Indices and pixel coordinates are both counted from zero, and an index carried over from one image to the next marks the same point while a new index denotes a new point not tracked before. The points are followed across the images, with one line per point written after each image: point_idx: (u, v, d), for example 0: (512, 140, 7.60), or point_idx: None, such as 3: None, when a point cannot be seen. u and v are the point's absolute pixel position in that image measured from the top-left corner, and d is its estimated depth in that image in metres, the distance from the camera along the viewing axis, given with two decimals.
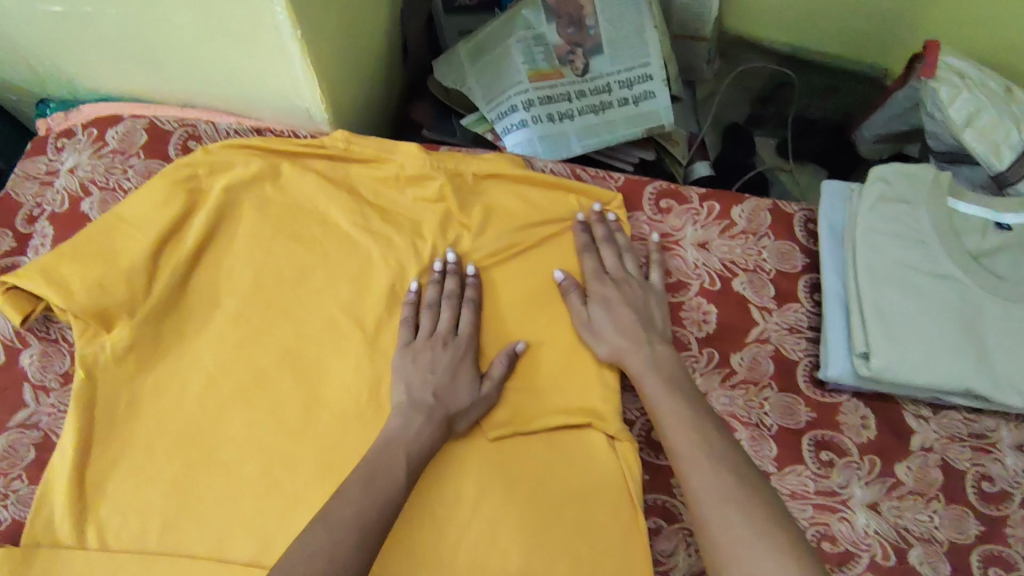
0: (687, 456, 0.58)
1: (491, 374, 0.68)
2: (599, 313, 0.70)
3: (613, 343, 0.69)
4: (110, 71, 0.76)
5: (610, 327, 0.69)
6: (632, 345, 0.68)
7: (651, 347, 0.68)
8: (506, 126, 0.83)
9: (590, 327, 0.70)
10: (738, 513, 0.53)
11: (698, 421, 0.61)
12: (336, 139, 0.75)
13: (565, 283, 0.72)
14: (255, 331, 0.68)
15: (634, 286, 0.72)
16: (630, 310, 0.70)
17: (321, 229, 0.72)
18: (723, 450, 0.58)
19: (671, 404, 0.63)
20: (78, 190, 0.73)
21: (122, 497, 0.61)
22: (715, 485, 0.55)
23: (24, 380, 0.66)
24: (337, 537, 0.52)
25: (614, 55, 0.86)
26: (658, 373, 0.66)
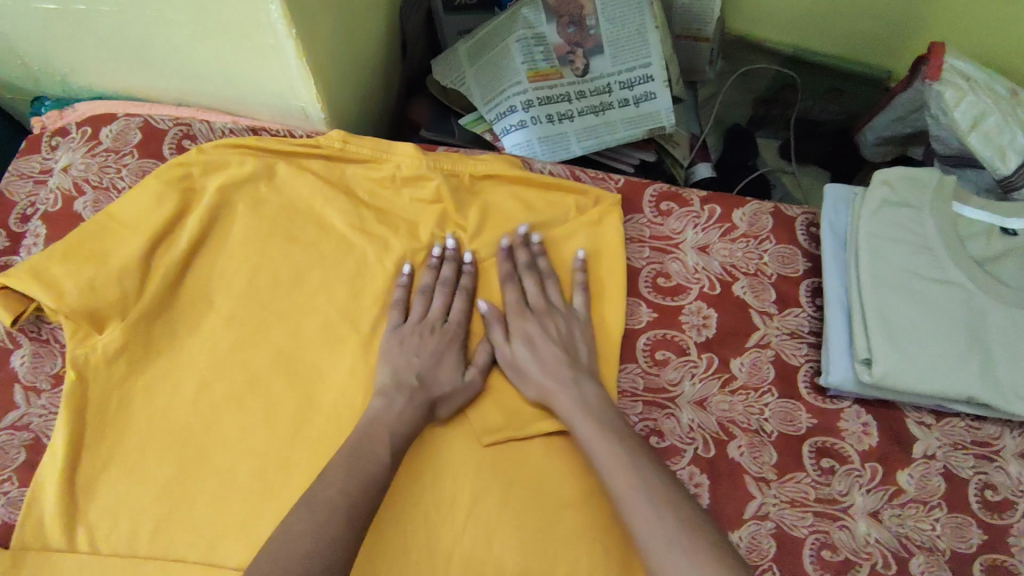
0: (626, 498, 0.56)
1: (475, 362, 0.69)
2: (523, 353, 0.67)
3: (538, 383, 0.66)
4: (105, 70, 0.75)
5: (536, 367, 0.67)
6: (557, 386, 0.65)
7: (577, 387, 0.65)
8: (505, 127, 0.83)
9: (518, 369, 0.67)
10: (685, 561, 0.51)
11: (634, 462, 0.58)
12: (332, 140, 0.74)
13: (489, 315, 0.70)
14: (249, 333, 0.67)
15: (557, 319, 0.69)
16: (554, 344, 0.67)
17: (317, 230, 0.71)
18: (663, 489, 0.56)
19: (602, 443, 0.60)
20: (71, 188, 0.73)
21: (113, 500, 0.61)
22: (656, 531, 0.53)
23: (15, 382, 0.65)
24: (323, 521, 0.52)
25: (615, 55, 0.85)
26: (586, 413, 0.62)
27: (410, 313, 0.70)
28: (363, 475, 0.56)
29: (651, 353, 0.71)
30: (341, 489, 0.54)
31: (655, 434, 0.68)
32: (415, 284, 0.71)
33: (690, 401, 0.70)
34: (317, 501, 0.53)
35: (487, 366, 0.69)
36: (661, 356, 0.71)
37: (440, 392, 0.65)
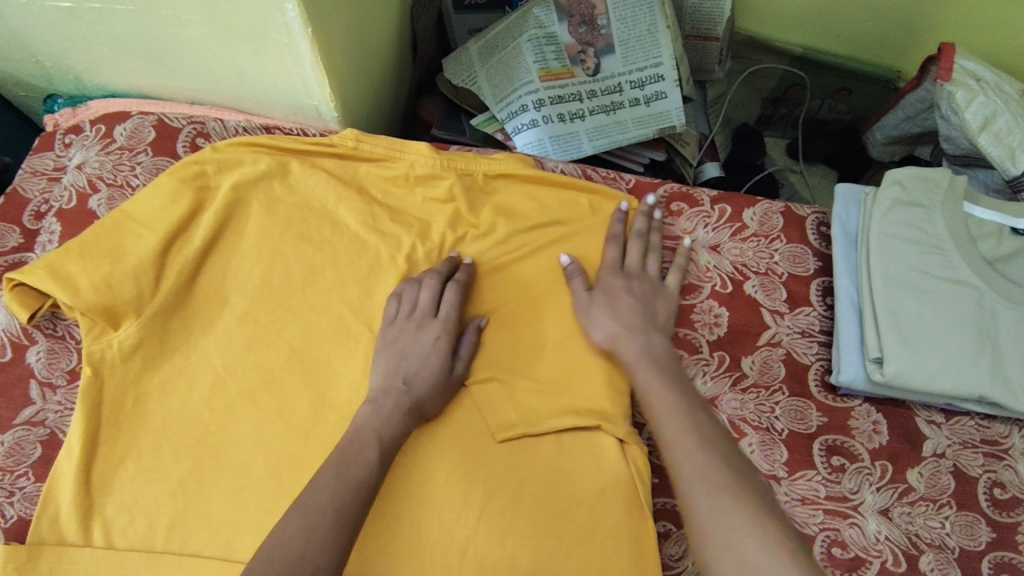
0: (677, 440, 0.56)
1: (461, 354, 0.68)
2: (598, 302, 0.69)
3: (609, 329, 0.67)
4: (119, 68, 0.75)
5: (608, 314, 0.68)
6: (630, 332, 0.67)
7: (645, 337, 0.67)
8: (516, 126, 0.83)
9: (588, 314, 0.69)
10: (730, 500, 0.51)
11: (692, 411, 0.59)
12: (346, 139, 0.74)
13: (570, 268, 0.72)
14: (263, 331, 0.68)
15: (644, 283, 0.72)
16: (632, 300, 0.70)
17: (329, 228, 0.72)
18: (713, 436, 0.56)
19: (660, 394, 0.61)
20: (85, 186, 0.73)
21: (129, 497, 0.61)
22: (705, 471, 0.53)
23: (30, 377, 0.65)
24: (315, 522, 0.51)
25: (625, 55, 0.85)
26: (652, 363, 0.64)
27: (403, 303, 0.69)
28: (353, 476, 0.56)
29: None
30: (331, 494, 0.54)
31: None
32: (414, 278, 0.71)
33: None
34: (305, 505, 0.52)
35: (471, 353, 0.69)
36: None
37: (426, 395, 0.64)
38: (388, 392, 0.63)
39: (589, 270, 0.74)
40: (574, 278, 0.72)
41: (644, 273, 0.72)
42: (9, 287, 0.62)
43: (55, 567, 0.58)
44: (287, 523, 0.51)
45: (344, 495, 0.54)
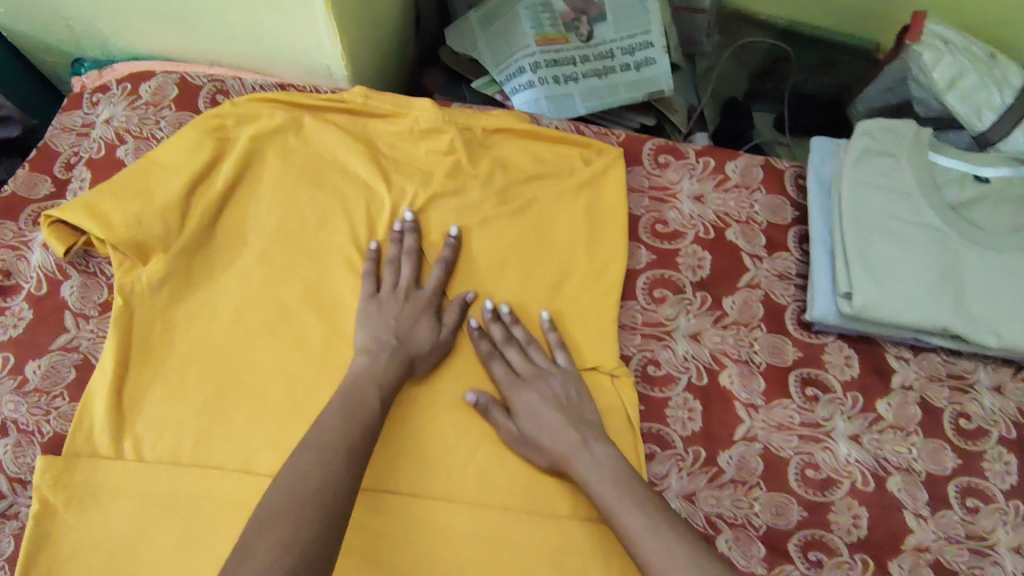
0: (658, 567, 0.55)
1: (447, 323, 0.72)
2: (528, 425, 0.67)
3: (551, 453, 0.66)
4: (144, 30, 0.81)
5: (542, 435, 0.66)
6: (571, 447, 0.65)
7: (588, 450, 0.64)
8: (514, 87, 0.87)
9: (523, 440, 0.67)
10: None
11: (654, 521, 0.58)
12: (354, 95, 0.80)
13: (480, 403, 0.68)
14: (279, 270, 0.73)
15: (556, 382, 0.70)
16: (555, 409, 0.67)
17: (340, 177, 0.77)
18: (685, 551, 0.56)
19: (629, 511, 0.59)
20: (113, 138, 0.78)
21: (157, 415, 0.66)
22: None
23: (64, 309, 0.70)
24: (327, 443, 0.57)
25: (617, 23, 0.91)
26: (603, 474, 0.62)
27: (381, 281, 0.73)
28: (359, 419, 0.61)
29: (649, 291, 0.77)
30: (340, 434, 0.59)
31: (652, 363, 0.74)
32: (382, 257, 0.75)
33: (684, 334, 0.76)
34: (317, 444, 0.57)
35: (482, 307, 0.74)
36: (658, 295, 0.77)
37: (416, 348, 0.69)
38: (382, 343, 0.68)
39: (583, 216, 0.78)
40: (493, 409, 0.69)
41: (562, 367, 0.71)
42: (48, 223, 0.68)
43: (88, 476, 0.64)
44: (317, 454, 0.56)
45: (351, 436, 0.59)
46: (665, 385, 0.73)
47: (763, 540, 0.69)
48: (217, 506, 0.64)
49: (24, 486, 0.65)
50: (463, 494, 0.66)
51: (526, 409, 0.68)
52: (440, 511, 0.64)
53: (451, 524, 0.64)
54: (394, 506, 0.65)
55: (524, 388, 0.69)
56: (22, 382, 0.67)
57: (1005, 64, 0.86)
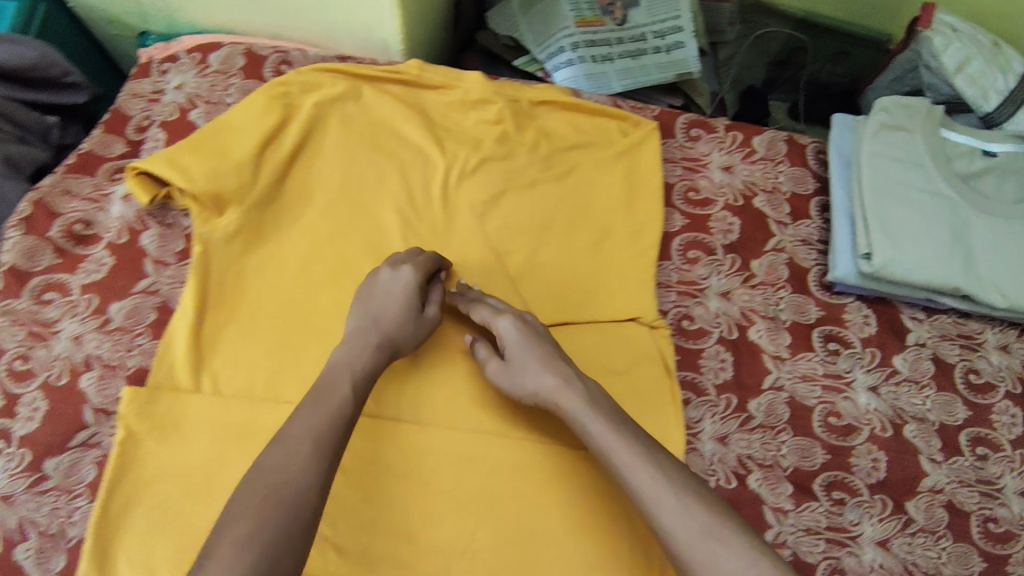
0: (650, 491, 0.57)
1: (431, 300, 0.73)
2: (515, 355, 0.69)
3: (537, 382, 0.67)
4: (213, 3, 0.86)
5: (530, 367, 0.68)
6: (557, 382, 0.66)
7: (582, 381, 0.66)
8: (555, 64, 0.93)
9: (510, 374, 0.69)
10: (717, 546, 0.54)
11: (650, 453, 0.60)
12: (411, 68, 0.85)
13: (473, 340, 0.74)
14: (342, 226, 0.79)
15: (535, 323, 0.72)
16: (543, 341, 0.69)
17: (397, 143, 0.83)
18: (681, 479, 0.58)
19: (616, 439, 0.61)
20: (185, 102, 0.83)
21: (232, 354, 0.72)
22: (685, 521, 0.55)
23: (144, 256, 0.75)
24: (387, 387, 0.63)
25: (650, 7, 0.98)
26: (595, 408, 0.64)
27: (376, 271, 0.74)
28: (329, 411, 0.59)
29: (684, 252, 0.83)
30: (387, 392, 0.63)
31: (686, 318, 0.80)
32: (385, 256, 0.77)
33: (716, 292, 0.81)
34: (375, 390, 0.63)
35: (529, 263, 0.80)
36: (692, 256, 0.83)
37: (397, 332, 0.69)
38: (362, 333, 0.67)
39: (622, 184, 0.84)
40: (483, 346, 0.73)
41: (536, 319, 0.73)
42: (133, 174, 0.73)
43: (170, 407, 0.69)
44: (297, 448, 0.56)
45: (316, 428, 0.58)
46: (699, 338, 0.79)
47: (790, 479, 0.74)
48: None
49: (108, 417, 0.70)
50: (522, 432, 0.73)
51: (510, 341, 0.70)
52: (441, 437, 0.71)
53: (449, 444, 0.71)
54: (418, 436, 0.70)
55: (507, 324, 0.70)
56: (107, 321, 0.72)
57: (1008, 52, 0.93)
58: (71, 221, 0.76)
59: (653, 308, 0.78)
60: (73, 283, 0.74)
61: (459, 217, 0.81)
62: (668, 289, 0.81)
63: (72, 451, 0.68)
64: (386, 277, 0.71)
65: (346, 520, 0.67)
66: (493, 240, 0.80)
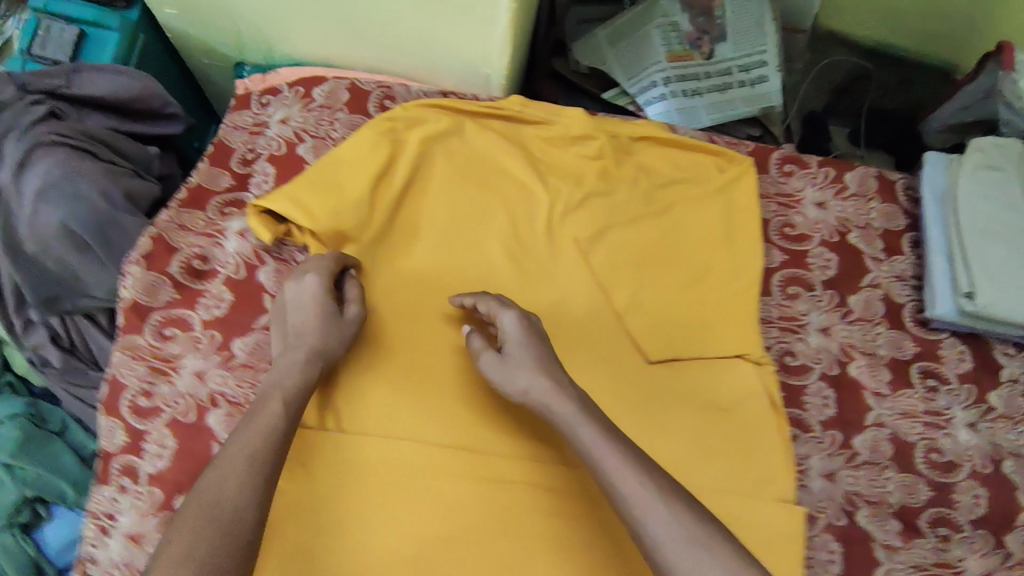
0: (638, 499, 0.56)
1: (350, 300, 0.71)
2: (510, 352, 0.68)
3: (524, 383, 0.66)
4: (315, 39, 0.87)
5: (518, 369, 0.66)
6: (552, 384, 0.64)
7: (571, 388, 0.64)
8: (648, 99, 0.94)
9: (504, 372, 0.67)
10: (704, 554, 0.53)
11: (638, 456, 0.59)
12: (513, 104, 0.87)
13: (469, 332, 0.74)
14: (453, 262, 0.80)
15: (532, 320, 0.70)
16: (541, 343, 0.68)
17: (501, 178, 0.84)
18: (669, 486, 0.57)
19: (604, 445, 0.59)
20: (292, 136, 0.84)
21: (351, 391, 0.73)
22: (671, 528, 0.54)
23: (263, 291, 0.76)
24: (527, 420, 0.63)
25: (736, 43, 0.97)
26: (587, 419, 0.61)
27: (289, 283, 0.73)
28: (265, 425, 0.60)
29: (784, 289, 0.84)
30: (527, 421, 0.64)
31: (789, 354, 0.81)
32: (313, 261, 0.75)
33: (815, 328, 0.83)
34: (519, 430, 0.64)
35: (632, 299, 0.81)
36: (791, 292, 0.84)
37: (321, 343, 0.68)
38: (289, 351, 0.67)
39: (725, 220, 0.85)
40: (476, 339, 0.71)
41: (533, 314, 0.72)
42: (257, 212, 0.75)
43: (296, 445, 0.70)
44: (230, 461, 0.57)
45: (255, 443, 0.58)
46: (801, 374, 0.81)
47: (897, 516, 0.77)
48: (410, 471, 0.70)
49: None
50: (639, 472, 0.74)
51: (511, 338, 0.68)
52: (390, 448, 0.70)
53: (395, 454, 0.70)
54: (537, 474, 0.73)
55: (513, 318, 0.69)
56: (229, 357, 0.73)
57: None
58: (189, 256, 0.77)
59: (759, 345, 0.80)
60: (195, 318, 0.75)
61: (563, 253, 0.82)
62: (770, 328, 0.82)
63: None
64: (297, 285, 0.70)
65: (288, 520, 0.68)
66: (598, 276, 0.81)
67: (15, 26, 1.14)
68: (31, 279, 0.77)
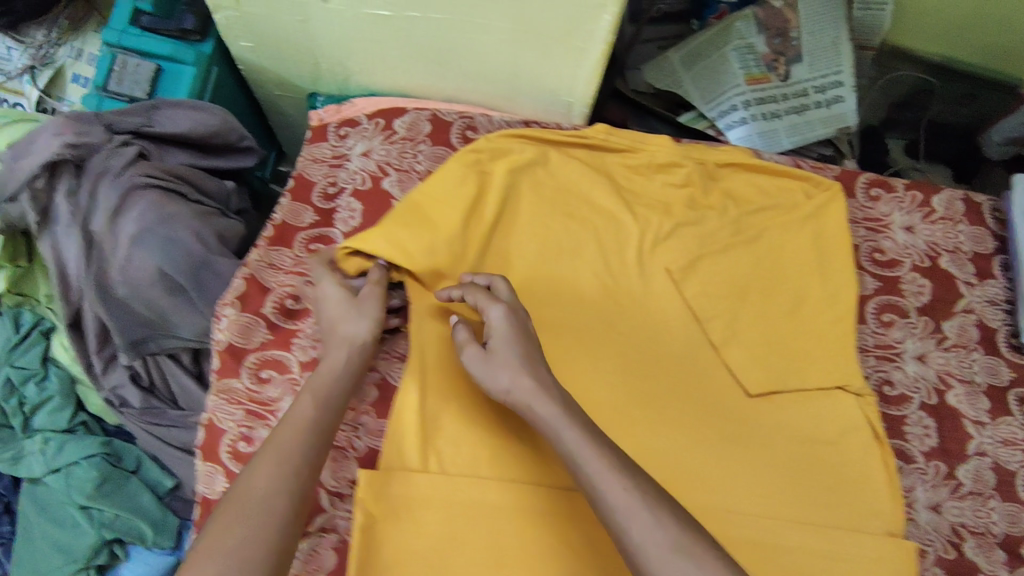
0: (625, 507, 0.56)
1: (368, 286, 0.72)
2: (494, 349, 0.66)
3: (507, 381, 0.64)
4: (394, 71, 0.86)
5: (500, 369, 0.65)
6: (535, 385, 0.63)
7: (556, 390, 0.64)
8: (727, 123, 0.94)
9: (488, 371, 0.66)
10: (684, 562, 0.54)
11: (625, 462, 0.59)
12: (597, 131, 0.87)
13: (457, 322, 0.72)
14: (548, 297, 0.79)
15: (519, 313, 0.69)
16: (523, 342, 0.67)
17: (588, 208, 0.83)
18: (653, 491, 0.57)
19: (590, 451, 0.59)
20: (376, 170, 0.83)
21: (454, 431, 0.73)
22: (654, 533, 0.55)
23: None
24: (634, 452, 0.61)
25: (812, 63, 0.96)
26: (570, 422, 0.61)
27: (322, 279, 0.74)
28: (298, 424, 0.64)
29: (878, 316, 0.83)
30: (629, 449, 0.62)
31: (887, 384, 0.81)
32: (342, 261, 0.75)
33: (912, 356, 0.82)
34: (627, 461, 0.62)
35: (722, 329, 0.80)
36: (886, 319, 0.83)
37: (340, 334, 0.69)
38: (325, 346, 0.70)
39: (817, 246, 0.83)
40: (462, 331, 0.70)
41: (518, 305, 0.70)
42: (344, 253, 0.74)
43: (402, 489, 0.70)
44: (261, 465, 0.61)
45: (283, 442, 0.62)
46: (900, 404, 0.80)
47: (1002, 546, 0.75)
48: (510, 514, 0.71)
49: (341, 499, 0.72)
50: (739, 505, 0.73)
51: (497, 333, 0.67)
52: (480, 489, 0.71)
53: (483, 495, 0.71)
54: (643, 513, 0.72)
55: (500, 314, 0.68)
56: None
57: None
58: (281, 296, 0.76)
59: (857, 375, 0.79)
60: (291, 359, 0.73)
61: (656, 285, 0.81)
62: (867, 358, 0.81)
63: (312, 536, 0.71)
64: (329, 285, 0.72)
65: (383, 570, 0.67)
66: (693, 308, 0.81)
67: (68, 54, 1.09)
68: (121, 322, 0.75)
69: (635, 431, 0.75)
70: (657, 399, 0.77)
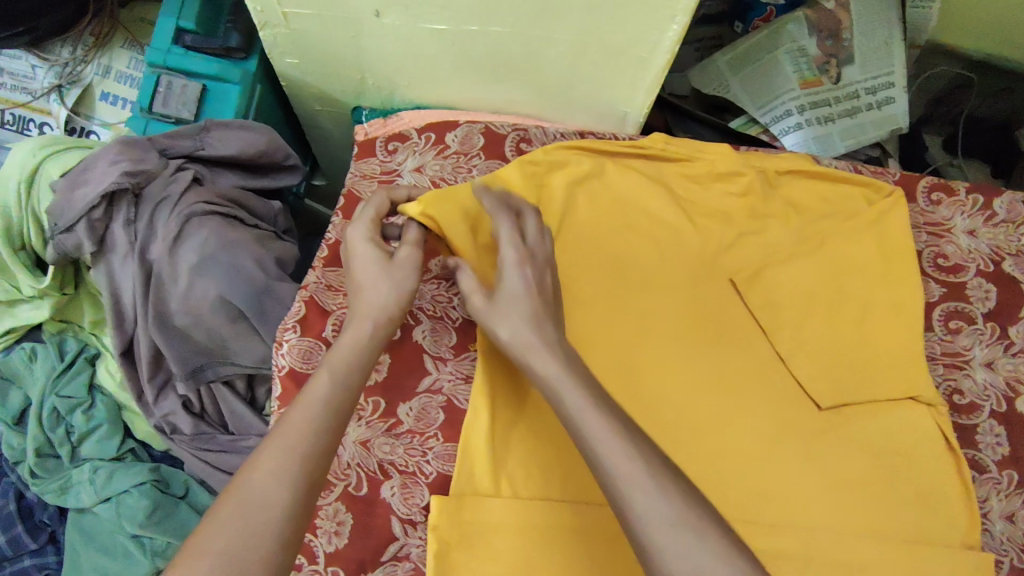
0: (626, 475, 0.48)
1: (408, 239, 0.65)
2: (505, 297, 0.60)
3: (513, 327, 0.58)
4: (447, 84, 0.85)
5: (505, 321, 0.59)
6: (538, 341, 0.57)
7: (563, 350, 0.57)
8: (782, 128, 0.92)
9: (492, 313, 0.60)
10: (692, 538, 0.46)
11: (628, 430, 0.51)
12: (655, 141, 0.85)
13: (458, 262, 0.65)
14: (615, 314, 0.77)
15: (535, 259, 0.63)
16: (537, 297, 0.60)
17: (647, 219, 0.81)
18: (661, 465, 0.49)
19: (591, 413, 0.52)
20: (430, 186, 0.81)
21: (523, 453, 0.71)
22: (659, 505, 0.47)
23: (423, 352, 0.76)
24: None
25: (863, 64, 0.94)
26: (575, 380, 0.54)
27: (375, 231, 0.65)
28: (312, 407, 0.55)
29: (945, 322, 0.82)
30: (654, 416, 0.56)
31: (957, 393, 0.80)
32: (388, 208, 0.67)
33: (980, 363, 0.81)
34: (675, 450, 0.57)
35: (785, 338, 0.79)
36: (953, 326, 0.82)
37: (372, 305, 0.61)
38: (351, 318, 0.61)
39: (880, 252, 0.82)
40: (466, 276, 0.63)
41: (539, 256, 0.63)
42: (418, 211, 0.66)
43: (476, 513, 0.68)
44: (266, 455, 0.52)
45: (295, 428, 0.53)
46: (971, 413, 0.79)
47: None
48: (586, 539, 0.68)
49: (415, 526, 0.70)
50: (813, 519, 0.71)
51: (510, 284, 0.60)
52: (554, 513, 0.68)
53: (557, 517, 0.68)
54: None
55: (513, 262, 0.61)
56: (395, 423, 0.72)
57: None
58: (341, 317, 0.72)
59: (926, 383, 0.77)
60: None
61: (720, 296, 0.80)
62: (936, 366, 0.81)
63: (386, 565, 0.69)
64: (362, 246, 0.63)
65: None
66: (760, 319, 0.80)
67: (95, 71, 1.05)
68: (176, 348, 0.72)
69: (708, 448, 0.73)
70: (729, 415, 0.75)
